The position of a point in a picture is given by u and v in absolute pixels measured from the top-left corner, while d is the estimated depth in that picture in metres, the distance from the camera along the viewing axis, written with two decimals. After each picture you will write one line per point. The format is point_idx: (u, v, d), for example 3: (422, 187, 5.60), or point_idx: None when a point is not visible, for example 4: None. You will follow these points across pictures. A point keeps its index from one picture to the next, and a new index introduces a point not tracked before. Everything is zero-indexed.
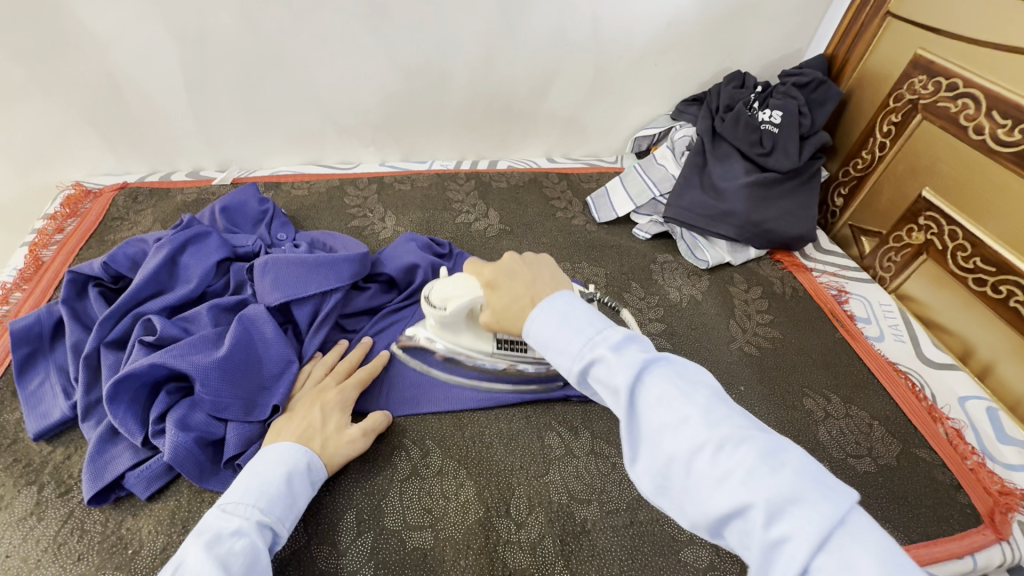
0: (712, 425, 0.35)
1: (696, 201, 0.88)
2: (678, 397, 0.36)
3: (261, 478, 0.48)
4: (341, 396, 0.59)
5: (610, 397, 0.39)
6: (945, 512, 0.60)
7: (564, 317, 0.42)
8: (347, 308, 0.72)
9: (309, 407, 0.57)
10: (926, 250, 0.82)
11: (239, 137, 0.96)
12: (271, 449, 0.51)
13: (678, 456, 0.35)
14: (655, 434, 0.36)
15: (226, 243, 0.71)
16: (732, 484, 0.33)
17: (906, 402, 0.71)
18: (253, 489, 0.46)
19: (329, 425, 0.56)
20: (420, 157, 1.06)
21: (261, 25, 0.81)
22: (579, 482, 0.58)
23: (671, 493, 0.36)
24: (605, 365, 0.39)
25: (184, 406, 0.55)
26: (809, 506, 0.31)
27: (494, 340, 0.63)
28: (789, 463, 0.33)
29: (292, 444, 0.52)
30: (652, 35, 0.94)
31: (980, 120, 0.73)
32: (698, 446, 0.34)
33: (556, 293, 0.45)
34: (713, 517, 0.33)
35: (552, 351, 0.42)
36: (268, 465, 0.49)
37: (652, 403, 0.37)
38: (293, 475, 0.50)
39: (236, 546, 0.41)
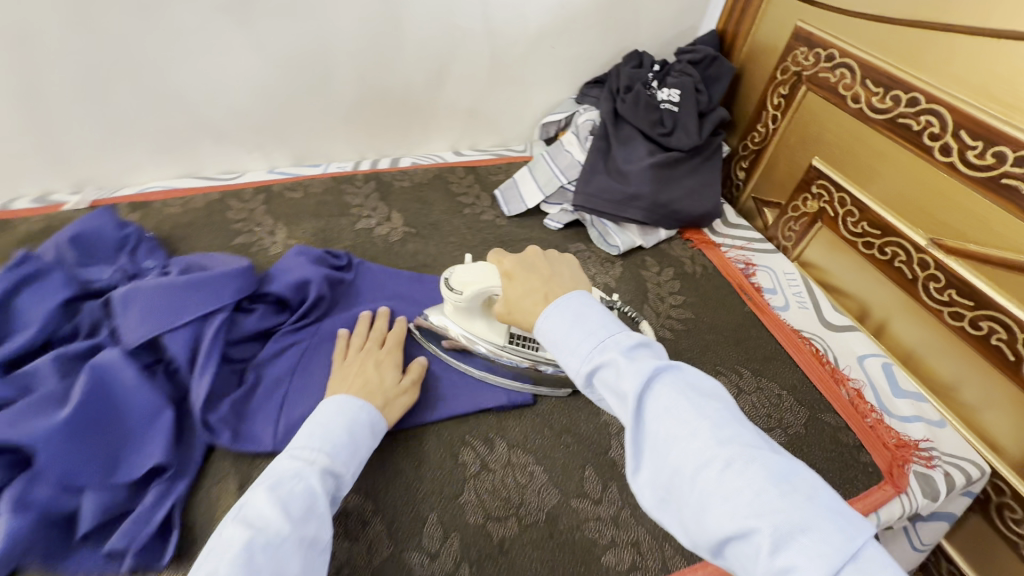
0: (721, 441, 0.35)
1: (603, 186, 0.86)
2: (684, 409, 0.37)
3: (324, 428, 0.50)
4: (388, 355, 0.62)
5: (617, 404, 0.40)
6: (849, 474, 0.63)
7: (574, 320, 0.44)
8: (233, 334, 0.62)
9: (362, 363, 0.60)
10: (821, 218, 0.85)
11: (92, 154, 0.83)
12: (331, 401, 0.53)
13: (684, 469, 0.35)
14: (658, 443, 0.37)
15: (75, 279, 0.62)
16: (736, 505, 0.33)
17: (811, 368, 0.73)
18: (317, 437, 0.49)
19: (385, 381, 0.59)
20: (314, 160, 0.97)
21: (97, 22, 0.71)
22: (496, 498, 0.56)
23: (671, 506, 0.36)
24: (614, 369, 0.40)
25: (20, 482, 0.46)
26: (818, 535, 0.31)
27: (506, 334, 0.64)
28: (799, 491, 0.33)
29: (349, 397, 0.54)
30: (545, 16, 0.91)
31: (856, 89, 0.75)
32: (706, 460, 0.34)
33: (568, 293, 0.47)
34: (716, 536, 0.33)
35: (561, 351, 0.44)
36: (330, 417, 0.51)
37: (657, 414, 0.37)
38: (354, 426, 0.52)
39: (297, 489, 0.44)
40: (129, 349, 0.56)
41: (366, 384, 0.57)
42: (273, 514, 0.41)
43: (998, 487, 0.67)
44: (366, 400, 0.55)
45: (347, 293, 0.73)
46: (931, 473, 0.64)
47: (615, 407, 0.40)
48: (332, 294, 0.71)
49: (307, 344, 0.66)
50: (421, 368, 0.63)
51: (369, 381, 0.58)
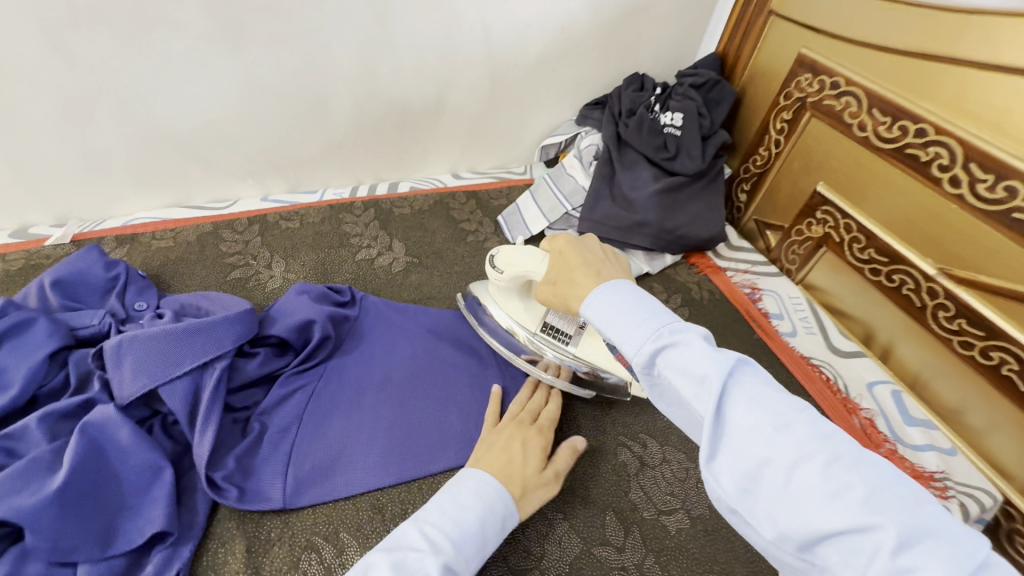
0: (820, 437, 0.33)
1: (609, 213, 0.85)
2: (770, 401, 0.35)
3: (461, 507, 0.44)
4: (539, 434, 0.56)
5: (690, 393, 0.37)
6: None
7: (626, 304, 0.44)
8: (235, 381, 0.59)
9: (507, 440, 0.54)
10: (825, 242, 0.85)
11: (77, 184, 0.79)
12: (473, 476, 0.47)
13: (774, 460, 0.33)
14: (742, 435, 0.34)
15: (61, 327, 0.58)
16: (846, 502, 0.30)
17: (823, 397, 0.73)
18: (451, 519, 0.43)
19: (529, 465, 0.51)
20: (309, 186, 0.94)
21: (81, 50, 0.67)
22: (517, 549, 0.54)
23: (749, 500, 0.34)
24: (686, 352, 0.38)
25: (9, 562, 0.43)
26: (946, 541, 0.28)
27: (541, 322, 0.65)
28: (916, 493, 0.30)
29: (489, 477, 0.48)
30: (547, 40, 0.90)
31: (862, 118, 0.76)
32: (805, 454, 0.32)
33: (602, 285, 0.47)
34: (817, 529, 0.30)
35: (615, 333, 0.43)
36: (469, 496, 0.45)
37: (741, 403, 0.35)
38: (488, 518, 0.44)
39: (418, 574, 0.37)
40: (124, 404, 0.53)
41: (507, 466, 0.50)
42: None
43: (1008, 513, 0.66)
44: (504, 486, 0.48)
45: (353, 330, 0.70)
46: (948, 503, 0.64)
47: (685, 397, 0.38)
48: (337, 333, 0.68)
49: (313, 389, 0.62)
50: (571, 455, 0.57)
51: (511, 464, 0.51)
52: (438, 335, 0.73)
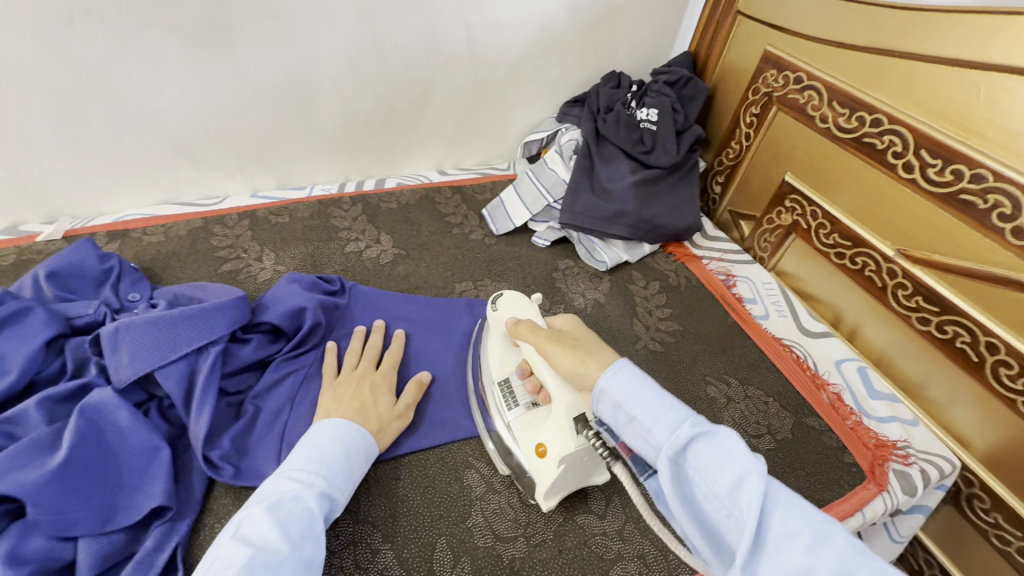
0: (859, 551, 0.33)
1: (589, 204, 0.88)
2: (805, 509, 0.35)
3: (321, 449, 0.50)
4: (385, 377, 0.63)
5: (724, 491, 0.37)
6: (836, 476, 0.66)
7: (656, 388, 0.43)
8: (229, 365, 0.61)
9: (358, 386, 0.60)
10: (794, 230, 0.89)
11: (68, 180, 0.81)
12: (327, 423, 0.52)
13: (819, 573, 0.32)
14: (781, 542, 0.34)
15: (57, 316, 0.59)
16: None
17: (794, 374, 0.77)
18: (314, 459, 0.49)
19: (381, 406, 0.59)
20: (297, 183, 0.96)
21: (72, 49, 0.69)
22: (503, 519, 0.56)
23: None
24: (718, 448, 0.38)
25: (13, 535, 0.45)
26: None
27: (503, 377, 0.62)
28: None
29: (348, 422, 0.54)
30: (526, 40, 0.93)
31: (824, 110, 0.80)
32: (850, 570, 0.32)
33: (614, 362, 0.47)
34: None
35: (642, 415, 0.42)
36: (325, 438, 0.51)
37: (778, 509, 0.35)
38: (350, 451, 0.51)
39: (296, 510, 0.44)
40: (120, 388, 0.55)
41: (363, 408, 0.57)
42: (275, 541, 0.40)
43: (968, 478, 0.70)
44: (362, 424, 0.55)
45: (342, 318, 0.72)
46: (909, 470, 0.67)
47: (716, 491, 0.37)
48: (327, 320, 0.70)
49: (304, 373, 0.65)
50: (418, 389, 0.64)
51: (366, 404, 0.58)
52: (425, 323, 0.75)
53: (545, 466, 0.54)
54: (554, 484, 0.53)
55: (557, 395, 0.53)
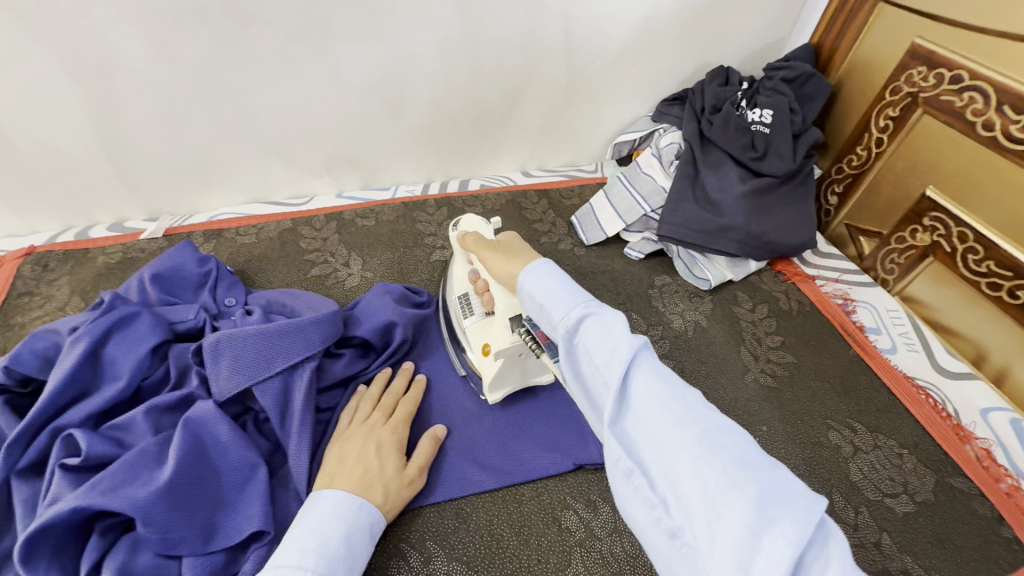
0: (707, 409, 0.34)
1: (692, 216, 0.80)
2: (668, 375, 0.36)
3: (319, 537, 0.44)
4: (394, 433, 0.56)
5: (600, 359, 0.37)
6: (991, 552, 0.56)
7: (563, 279, 0.44)
8: (323, 381, 0.60)
9: (364, 445, 0.53)
10: (932, 252, 0.77)
11: (169, 177, 0.82)
12: (322, 498, 0.47)
13: (664, 423, 0.33)
14: (642, 400, 0.35)
15: (161, 322, 0.60)
16: (720, 463, 0.31)
17: (931, 422, 0.67)
18: (310, 551, 0.43)
19: (388, 470, 0.52)
20: (382, 183, 0.94)
21: (176, 48, 0.68)
22: (606, 571, 0.51)
23: (644, 458, 0.34)
24: (600, 323, 0.39)
25: (123, 552, 0.44)
26: (795, 503, 0.29)
27: (463, 290, 0.63)
28: (781, 463, 0.32)
29: (347, 493, 0.48)
30: (628, 33, 0.85)
31: (989, 116, 0.68)
32: (688, 420, 0.33)
33: (533, 261, 0.48)
34: (693, 493, 0.30)
35: (547, 301, 0.42)
36: (323, 521, 0.45)
37: (644, 371, 0.36)
38: (352, 534, 0.46)
39: None
40: (221, 401, 0.54)
41: (367, 474, 0.51)
42: None
43: None
44: (364, 496, 0.49)
45: (429, 334, 0.69)
46: None
47: (596, 362, 0.37)
48: (415, 335, 0.68)
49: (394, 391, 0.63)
50: (432, 446, 0.57)
51: (369, 470, 0.51)
52: None
53: (487, 363, 0.57)
54: (496, 379, 0.57)
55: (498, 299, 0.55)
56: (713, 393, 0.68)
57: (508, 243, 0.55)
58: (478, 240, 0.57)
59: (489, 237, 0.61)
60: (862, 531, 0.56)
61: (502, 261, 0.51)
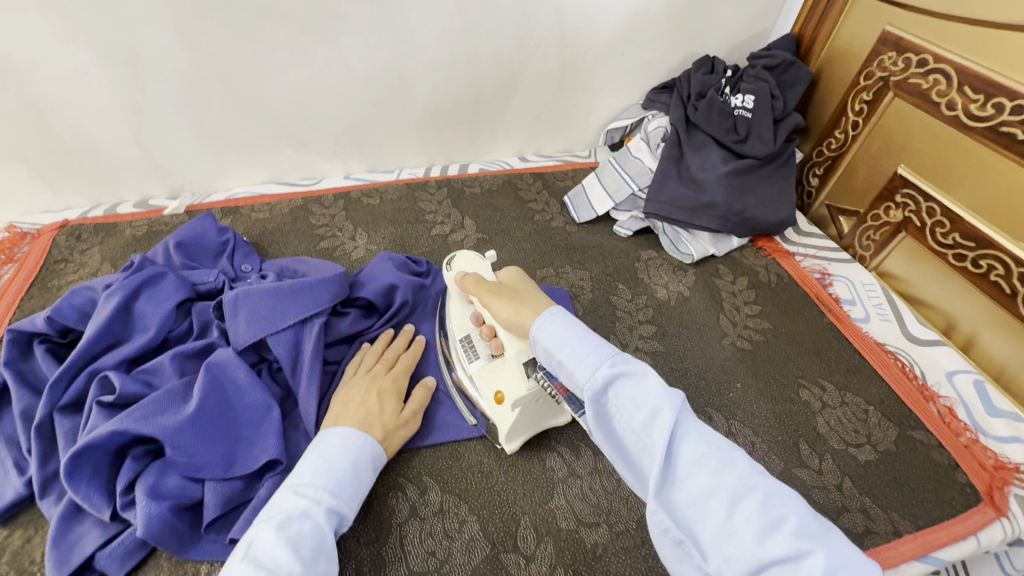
0: (755, 473, 0.37)
1: (676, 194, 0.85)
2: (713, 440, 0.39)
3: (328, 462, 0.49)
4: (393, 382, 0.61)
5: (638, 426, 0.40)
6: (945, 495, 0.60)
7: (579, 334, 0.46)
8: (330, 337, 0.65)
9: (366, 391, 0.58)
10: (904, 227, 0.82)
11: (190, 159, 0.89)
12: (332, 433, 0.52)
13: (718, 493, 0.36)
14: (690, 468, 0.38)
15: (185, 282, 0.66)
16: (780, 530, 0.34)
17: (898, 382, 0.71)
18: (320, 473, 0.48)
19: (387, 412, 0.57)
20: (387, 166, 1.00)
21: (199, 37, 0.74)
22: (586, 504, 0.56)
23: (695, 527, 0.37)
24: (632, 386, 0.41)
25: (153, 473, 0.50)
26: (858, 569, 0.32)
27: (464, 331, 0.62)
28: (834, 526, 0.35)
29: (354, 431, 0.53)
30: (618, 23, 0.91)
31: (952, 96, 0.73)
32: (743, 490, 0.36)
33: (547, 311, 0.50)
34: (758, 564, 0.34)
35: (568, 358, 0.45)
36: (332, 450, 0.50)
37: (688, 439, 0.39)
38: (357, 461, 0.51)
39: (305, 528, 0.43)
40: (239, 349, 0.60)
41: (369, 415, 0.56)
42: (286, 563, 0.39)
43: None
44: (367, 433, 0.54)
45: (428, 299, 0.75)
46: None
47: (633, 427, 0.40)
48: (414, 299, 0.73)
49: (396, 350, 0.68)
50: (426, 394, 0.62)
51: (371, 412, 0.56)
52: None
53: (502, 413, 0.57)
54: (513, 428, 0.57)
55: (508, 344, 0.56)
56: (693, 355, 0.73)
57: (513, 285, 0.57)
58: (482, 286, 0.58)
59: (488, 277, 0.64)
60: (826, 476, 0.61)
61: (509, 307, 0.53)
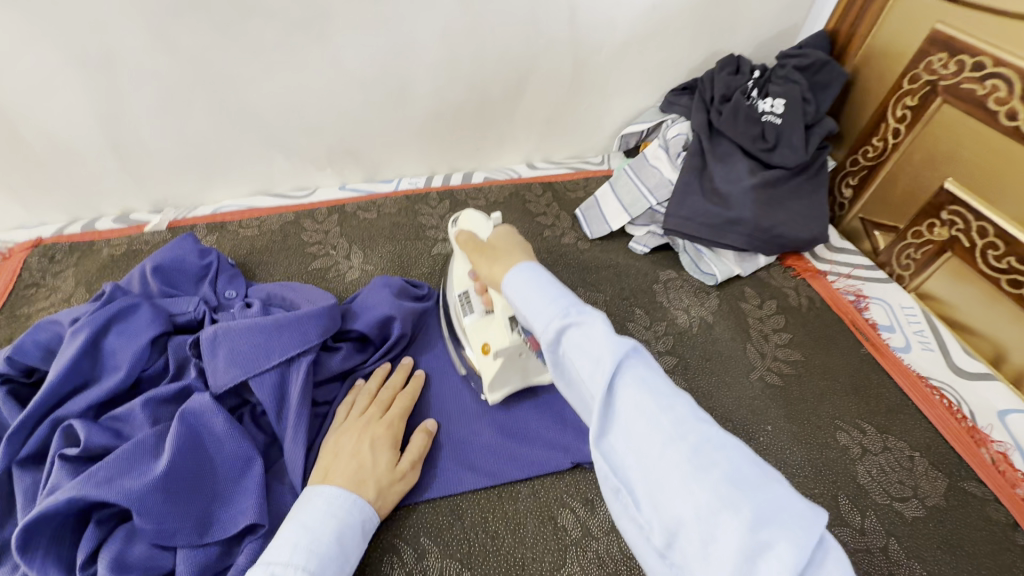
0: (697, 420, 0.35)
1: (699, 209, 0.78)
2: (658, 385, 0.36)
3: (311, 534, 0.44)
4: (388, 428, 0.55)
5: (584, 371, 0.38)
6: (1005, 559, 0.54)
7: (541, 282, 0.44)
8: (319, 375, 0.59)
9: (357, 441, 0.53)
10: (950, 247, 0.75)
11: (174, 170, 0.82)
12: (317, 493, 0.48)
13: (654, 437, 0.34)
14: (630, 413, 0.35)
15: (161, 314, 0.60)
16: (713, 478, 0.32)
17: (946, 424, 0.64)
18: (301, 548, 0.43)
19: (380, 466, 0.52)
20: (386, 175, 0.94)
21: (177, 38, 0.68)
22: (602, 572, 0.51)
23: (630, 476, 0.34)
24: (582, 332, 0.39)
25: (118, 542, 0.45)
26: (792, 516, 0.30)
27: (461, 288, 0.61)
28: (773, 476, 0.32)
29: (341, 489, 0.48)
30: (636, 20, 0.83)
31: (1013, 105, 0.65)
32: (680, 436, 0.34)
33: (517, 263, 0.47)
34: (687, 515, 0.31)
35: (527, 308, 0.43)
36: (316, 518, 0.45)
37: (631, 382, 0.36)
38: (344, 531, 0.46)
39: None
40: (218, 393, 0.54)
41: (360, 471, 0.50)
42: None
43: None
44: (356, 493, 0.49)
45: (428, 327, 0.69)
46: None
47: (580, 372, 0.38)
48: (413, 329, 0.67)
49: None
50: (425, 440, 0.56)
51: (363, 466, 0.51)
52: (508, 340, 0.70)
53: (486, 362, 0.57)
54: (496, 378, 0.58)
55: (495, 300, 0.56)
56: (718, 391, 0.67)
57: (496, 244, 0.53)
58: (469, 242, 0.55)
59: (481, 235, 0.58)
60: (869, 536, 0.55)
61: (485, 263, 0.51)
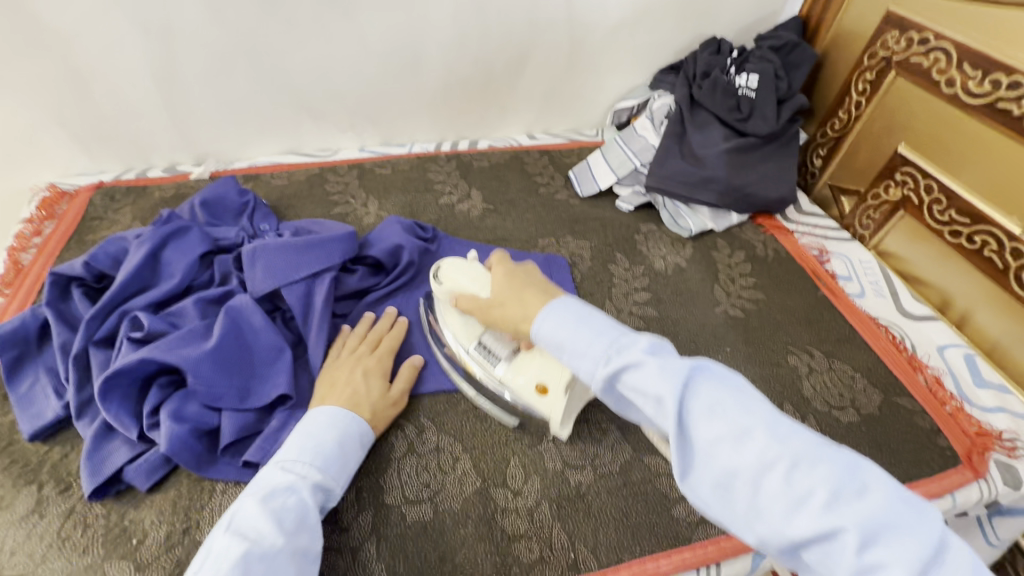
0: (779, 442, 0.35)
1: (677, 169, 0.88)
2: (733, 412, 0.37)
3: (314, 439, 0.51)
4: (378, 363, 0.62)
5: (651, 410, 0.39)
6: (924, 456, 0.63)
7: (579, 324, 0.45)
8: (339, 291, 0.70)
9: (351, 371, 0.60)
10: (903, 206, 0.83)
11: (216, 128, 0.94)
12: (319, 412, 0.54)
13: (744, 474, 0.35)
14: (710, 448, 0.36)
15: (207, 237, 0.70)
16: (812, 507, 0.33)
17: (887, 353, 0.73)
18: (307, 449, 0.51)
19: (373, 392, 0.59)
20: (400, 141, 1.05)
21: (226, 11, 0.79)
22: (574, 448, 0.60)
23: (728, 507, 0.36)
24: (636, 372, 0.40)
25: (176, 399, 0.55)
26: (899, 530, 0.32)
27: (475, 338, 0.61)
28: (868, 481, 0.34)
29: (339, 410, 0.55)
30: (626, 3, 0.93)
31: (951, 74, 0.74)
32: (768, 464, 0.35)
33: (545, 305, 0.48)
34: (795, 540, 0.34)
35: (571, 354, 0.44)
36: (319, 427, 0.53)
37: (703, 417, 0.37)
38: (344, 439, 0.53)
39: (289, 501, 0.46)
40: (256, 297, 0.64)
41: (355, 395, 0.58)
42: (269, 531, 0.42)
43: None
44: (354, 412, 0.56)
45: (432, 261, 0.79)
46: (1015, 463, 0.62)
47: (648, 413, 0.39)
48: (420, 262, 0.77)
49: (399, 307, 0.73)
50: (412, 372, 0.64)
51: (356, 393, 0.58)
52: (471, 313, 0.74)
53: (549, 402, 0.56)
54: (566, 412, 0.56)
55: None
56: (686, 321, 0.76)
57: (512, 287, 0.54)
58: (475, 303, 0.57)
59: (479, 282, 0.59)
60: None
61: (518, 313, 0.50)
